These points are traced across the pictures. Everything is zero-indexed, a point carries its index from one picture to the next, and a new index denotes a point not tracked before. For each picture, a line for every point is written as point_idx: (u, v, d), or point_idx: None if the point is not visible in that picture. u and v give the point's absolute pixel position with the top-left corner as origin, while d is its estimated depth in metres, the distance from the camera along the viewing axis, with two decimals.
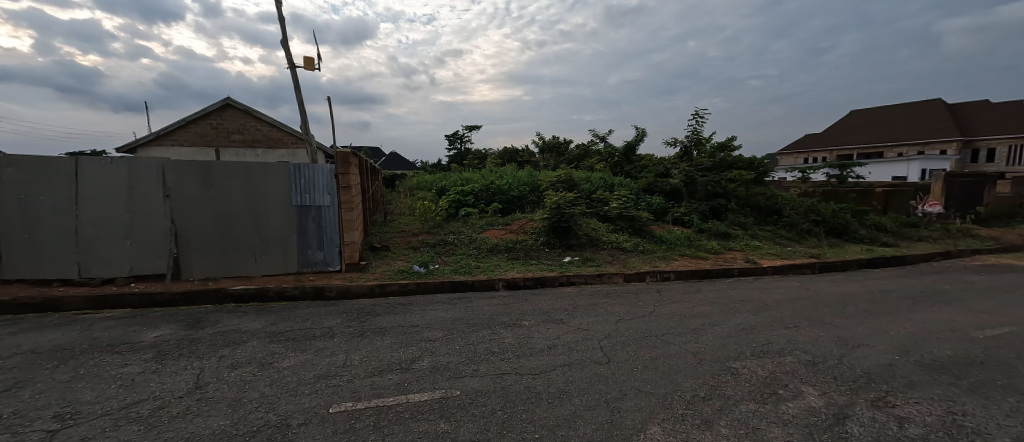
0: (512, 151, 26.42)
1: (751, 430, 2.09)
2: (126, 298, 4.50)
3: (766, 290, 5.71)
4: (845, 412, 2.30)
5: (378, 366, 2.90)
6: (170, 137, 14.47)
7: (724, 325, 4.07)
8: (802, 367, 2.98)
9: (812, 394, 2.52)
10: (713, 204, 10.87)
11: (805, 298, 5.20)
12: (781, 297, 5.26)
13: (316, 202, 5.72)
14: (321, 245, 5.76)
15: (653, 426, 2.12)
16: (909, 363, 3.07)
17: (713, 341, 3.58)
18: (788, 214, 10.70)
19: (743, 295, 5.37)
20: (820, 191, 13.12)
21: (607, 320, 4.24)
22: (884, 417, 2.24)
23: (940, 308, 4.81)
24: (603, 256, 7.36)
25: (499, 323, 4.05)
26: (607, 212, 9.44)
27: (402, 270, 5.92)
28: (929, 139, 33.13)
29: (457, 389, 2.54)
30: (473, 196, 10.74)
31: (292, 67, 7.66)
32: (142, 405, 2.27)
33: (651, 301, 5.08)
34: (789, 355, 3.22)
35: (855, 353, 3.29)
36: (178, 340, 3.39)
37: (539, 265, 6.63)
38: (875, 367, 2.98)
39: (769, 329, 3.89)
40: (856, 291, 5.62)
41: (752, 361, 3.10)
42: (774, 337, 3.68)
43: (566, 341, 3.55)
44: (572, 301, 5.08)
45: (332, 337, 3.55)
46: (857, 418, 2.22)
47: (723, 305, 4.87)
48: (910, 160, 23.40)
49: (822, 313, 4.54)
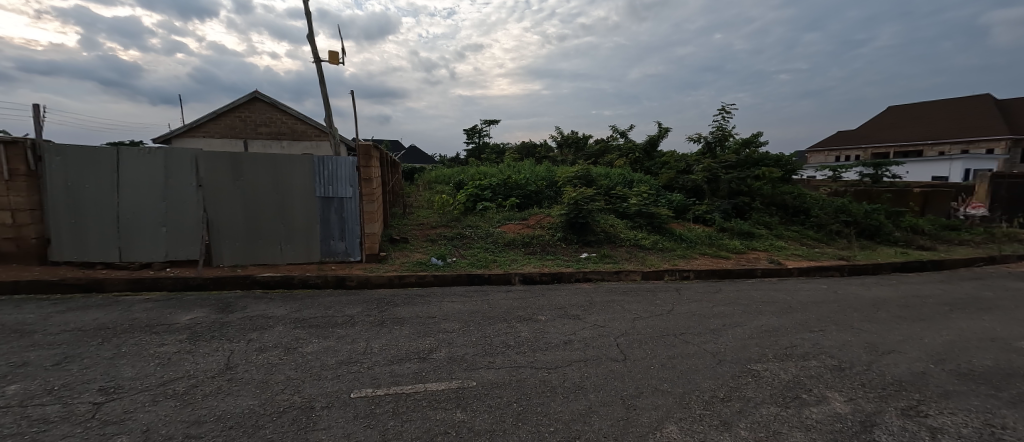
0: (530, 146, 26.34)
1: (772, 433, 2.05)
2: (162, 281, 4.75)
3: (790, 292, 5.52)
4: (872, 420, 2.22)
5: (397, 355, 2.97)
6: (201, 129, 15.04)
7: (745, 326, 3.98)
8: (828, 372, 2.88)
9: (837, 400, 2.44)
10: (736, 203, 10.57)
11: (834, 302, 5.01)
12: (807, 301, 5.07)
13: (338, 194, 5.85)
14: (342, 235, 5.92)
15: (669, 425, 2.11)
16: (944, 372, 2.92)
17: (733, 342, 3.50)
18: (816, 214, 10.30)
19: (766, 297, 5.22)
20: (852, 191, 12.56)
21: (624, 317, 4.20)
22: (915, 427, 2.15)
23: (981, 316, 4.55)
24: (621, 254, 7.26)
25: (516, 317, 4.08)
26: (626, 208, 9.35)
27: (421, 262, 6.02)
28: (975, 138, 31.14)
29: (473, 380, 2.58)
30: (491, 190, 10.75)
31: (318, 61, 7.82)
32: (178, 383, 2.40)
33: (669, 300, 4.98)
34: (813, 359, 3.12)
35: (885, 359, 3.16)
36: (210, 323, 3.56)
37: (555, 261, 6.62)
38: (908, 375, 2.85)
39: (793, 332, 3.78)
40: (888, 296, 5.37)
41: (774, 363, 3.03)
42: (798, 340, 3.58)
43: (582, 338, 3.52)
44: (588, 297, 5.06)
45: (353, 325, 3.65)
46: (886, 426, 2.14)
47: (743, 306, 4.74)
48: (952, 159, 22.04)
49: (851, 317, 4.36)
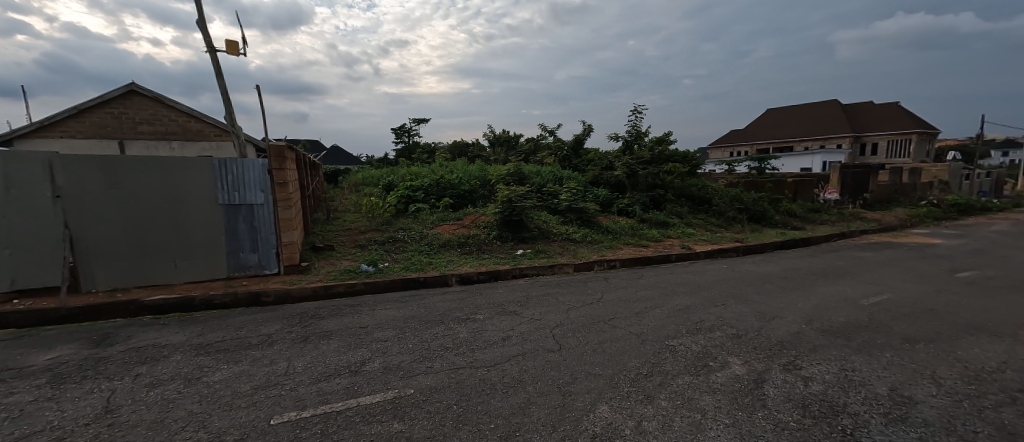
0: (462, 145, 26.12)
1: (686, 400, 2.30)
2: (9, 316, 3.85)
3: (699, 273, 6.23)
4: (762, 377, 2.60)
5: (325, 371, 2.76)
6: (58, 128, 12.44)
7: (664, 307, 4.40)
8: (729, 340, 3.30)
9: (736, 363, 2.81)
10: (652, 195, 11.60)
11: (733, 279, 5.76)
12: (713, 279, 5.76)
13: (247, 200, 5.25)
14: (254, 246, 5.32)
15: (601, 405, 2.25)
16: (812, 330, 3.53)
17: (654, 322, 3.85)
18: (717, 203, 11.72)
19: (680, 279, 5.82)
20: (744, 182, 14.50)
21: (559, 309, 4.39)
22: (793, 378, 2.57)
23: (838, 281, 5.56)
24: (554, 248, 7.55)
25: (453, 318, 4.03)
26: (557, 204, 9.73)
27: (349, 270, 5.65)
28: (830, 135, 37.80)
29: (410, 387, 2.50)
30: (423, 191, 10.46)
31: (213, 51, 6.90)
32: (36, 438, 1.97)
33: (599, 288, 5.31)
34: (718, 330, 3.56)
35: (771, 324, 3.71)
36: (82, 360, 2.98)
37: (491, 259, 6.67)
38: (788, 336, 3.39)
39: (702, 309, 4.27)
40: (773, 271, 6.32)
41: (688, 338, 3.39)
42: (706, 315, 4.05)
43: (519, 332, 3.60)
44: (525, 292, 5.19)
45: (271, 345, 3.31)
46: (773, 381, 2.53)
47: (662, 289, 5.23)
48: (815, 153, 26.52)
49: (747, 291, 5.05)
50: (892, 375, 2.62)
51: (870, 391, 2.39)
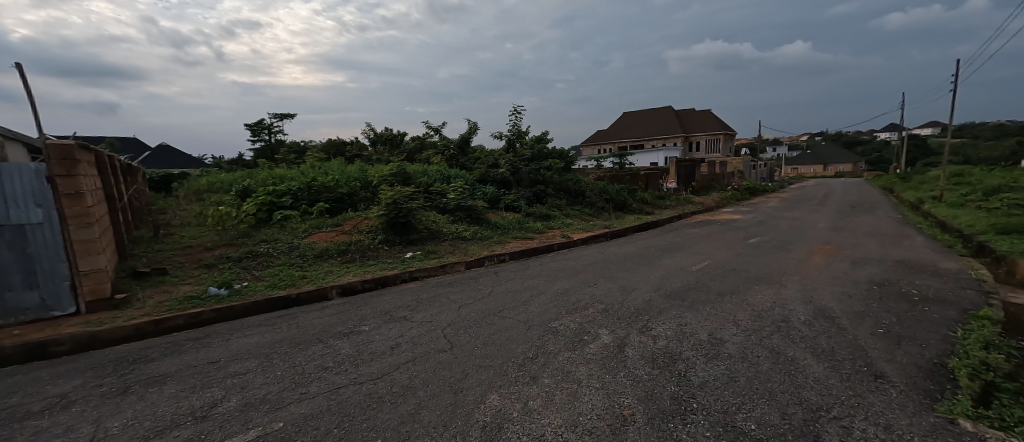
0: (338, 144, 23.75)
1: (566, 373, 2.53)
2: None
3: (576, 259, 6.91)
4: (625, 342, 3.03)
5: (156, 425, 2.21)
6: None
7: (548, 293, 4.75)
8: (600, 315, 3.75)
9: (605, 334, 3.21)
10: (536, 190, 12.37)
11: (603, 261, 6.55)
12: (588, 263, 6.45)
13: (12, 219, 3.83)
14: (32, 281, 3.94)
15: (491, 395, 2.32)
16: (661, 297, 4.26)
17: (539, 308, 4.13)
18: (589, 195, 13.13)
19: (561, 265, 6.37)
20: (609, 175, 16.54)
21: (451, 308, 4.36)
22: (647, 338, 3.07)
23: (678, 254, 6.81)
24: (444, 247, 7.44)
25: (333, 334, 3.65)
26: (446, 203, 9.61)
27: (191, 296, 4.62)
28: (669, 135, 45.79)
29: (280, 420, 2.19)
30: (291, 196, 9.19)
31: None
32: None
33: (489, 283, 5.46)
34: (591, 307, 4.00)
35: (631, 296, 4.34)
36: None
37: (377, 265, 6.25)
38: (643, 304, 4.02)
39: (580, 290, 4.75)
40: (633, 250, 7.40)
41: (567, 318, 3.73)
42: (582, 295, 4.52)
43: (409, 338, 3.46)
44: (415, 295, 5.01)
45: (68, 407, 2.50)
46: (632, 344, 2.97)
47: (546, 276, 5.64)
48: (660, 150, 31.80)
49: (614, 270, 5.79)
50: (712, 324, 3.34)
51: (699, 339, 3.00)
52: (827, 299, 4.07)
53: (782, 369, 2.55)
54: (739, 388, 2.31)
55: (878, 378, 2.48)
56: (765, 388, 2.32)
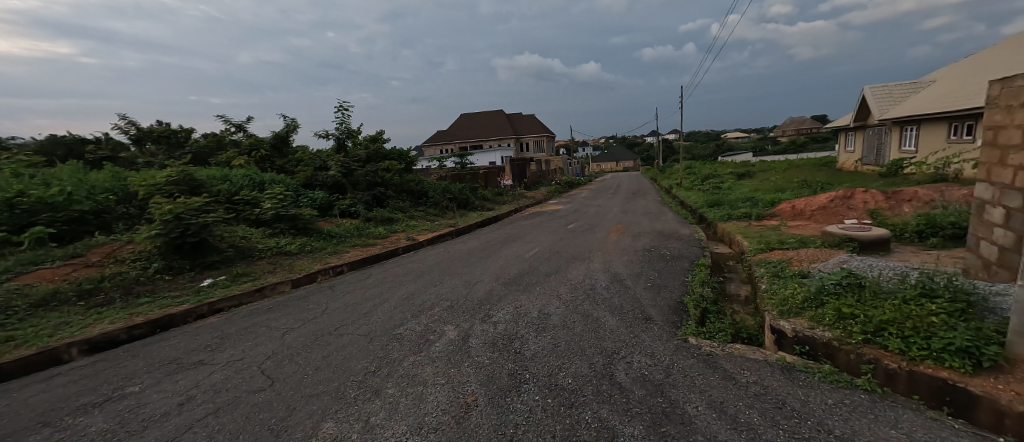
0: None
1: (411, 378, 2.46)
2: None
3: (421, 260, 6.79)
4: (468, 333, 3.16)
5: None
6: None
7: (392, 299, 4.51)
8: (445, 312, 3.79)
9: (450, 330, 3.28)
10: (374, 193, 11.51)
11: (447, 259, 6.65)
12: (433, 263, 6.43)
13: None
14: None
15: (326, 423, 2.06)
16: (500, 285, 4.59)
17: (382, 317, 3.88)
18: (432, 195, 13.06)
19: (406, 269, 6.14)
20: (451, 175, 16.76)
21: (271, 337, 3.65)
22: (489, 325, 3.28)
23: (514, 245, 7.49)
24: (260, 267, 6.14)
25: (76, 409, 2.58)
26: (260, 214, 7.93)
27: None
28: (501, 136, 49.63)
29: None
30: None
31: None
32: None
33: (323, 299, 4.82)
34: (436, 307, 4.00)
35: (474, 289, 4.54)
36: None
37: (156, 301, 4.68)
38: (485, 294, 4.26)
39: (425, 291, 4.68)
40: (476, 246, 7.75)
41: (412, 321, 3.63)
42: (428, 296, 4.46)
43: (210, 385, 2.74)
44: (220, 330, 3.99)
45: None
46: (475, 333, 3.12)
47: (389, 282, 5.35)
48: (495, 151, 34.15)
49: (458, 267, 5.95)
50: (541, 302, 3.81)
51: (531, 317, 3.39)
52: (620, 267, 5.18)
53: (591, 329, 3.11)
54: (561, 352, 2.71)
55: (650, 320, 3.31)
56: (581, 347, 2.79)
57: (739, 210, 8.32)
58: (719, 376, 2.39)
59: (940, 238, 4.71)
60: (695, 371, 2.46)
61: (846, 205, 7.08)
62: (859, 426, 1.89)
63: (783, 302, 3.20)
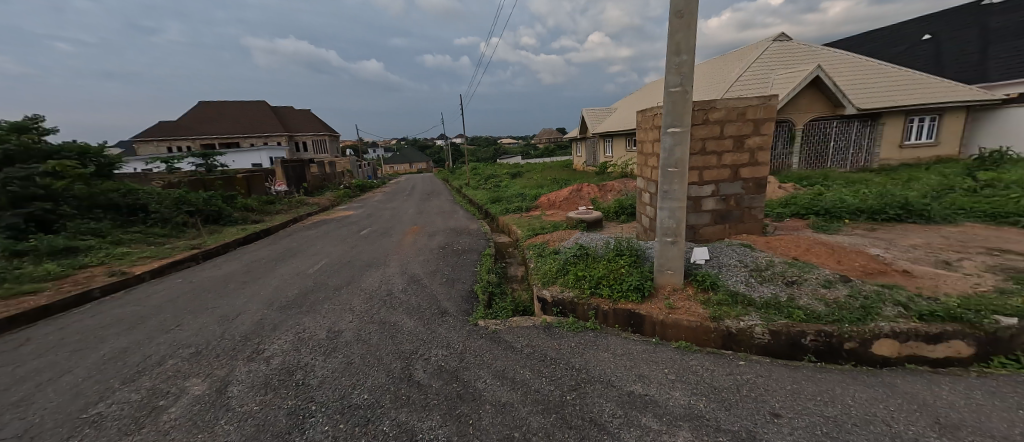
0: None
1: None
2: None
3: (140, 300, 4.87)
4: (224, 381, 2.54)
5: None
6: None
7: (82, 366, 3.06)
8: (185, 362, 2.87)
9: (195, 384, 2.53)
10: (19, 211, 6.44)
11: (189, 292, 5.03)
12: (162, 301, 4.72)
13: None
14: None
15: None
16: (272, 311, 3.84)
17: (62, 397, 2.58)
18: None
19: (110, 318, 4.27)
20: (187, 181, 12.14)
21: None
22: (255, 364, 2.73)
23: (291, 261, 6.38)
24: None
25: None
26: None
27: None
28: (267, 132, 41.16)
29: None
30: None
31: None
32: None
33: None
34: (169, 359, 2.98)
35: (233, 323, 3.61)
36: None
37: None
38: (249, 327, 3.46)
39: (149, 341, 3.39)
40: (234, 269, 6.16)
41: (126, 388, 2.59)
42: (154, 347, 3.25)
43: None
44: None
45: None
46: (235, 379, 2.54)
47: (76, 342, 3.60)
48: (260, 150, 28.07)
49: (206, 299, 4.58)
50: (326, 321, 3.44)
51: (313, 341, 3.03)
52: (414, 268, 5.23)
53: (387, 335, 3.04)
54: (350, 370, 2.55)
55: (443, 314, 3.49)
56: (375, 357, 2.69)
57: (513, 205, 9.76)
58: (502, 349, 2.80)
59: (625, 216, 6.91)
60: (484, 350, 2.78)
61: (579, 196, 9.41)
62: (589, 359, 2.65)
63: (540, 277, 4.03)
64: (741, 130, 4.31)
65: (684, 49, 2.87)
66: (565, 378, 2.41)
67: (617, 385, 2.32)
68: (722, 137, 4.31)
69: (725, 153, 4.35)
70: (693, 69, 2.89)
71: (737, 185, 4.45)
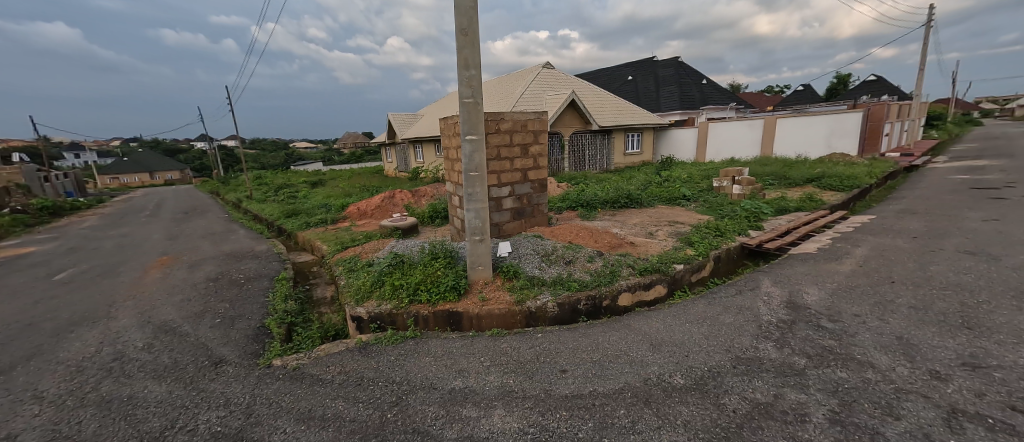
0: None
1: None
2: None
3: None
4: None
5: None
6: None
7: None
8: None
9: None
10: None
11: None
12: None
13: None
14: None
15: None
16: None
17: None
18: None
19: None
20: None
21: None
22: None
23: None
24: None
25: None
26: None
27: None
28: None
29: None
30: None
31: None
32: None
33: None
34: None
35: None
36: None
37: None
38: None
39: None
40: None
41: None
42: None
43: None
44: None
45: None
46: None
47: None
48: None
49: None
50: None
51: None
52: (167, 313, 3.91)
53: (113, 418, 2.25)
54: None
55: (220, 363, 2.87)
56: None
57: (314, 217, 8.57)
58: (307, 386, 2.46)
59: (439, 220, 7.11)
60: (279, 394, 2.39)
61: (392, 203, 9.09)
62: (410, 369, 2.63)
63: (349, 296, 3.72)
64: (524, 139, 5.09)
65: (472, 64, 3.16)
66: (385, 396, 2.31)
67: (439, 386, 2.39)
68: (512, 144, 4.99)
69: (516, 158, 5.05)
70: (481, 84, 3.23)
71: (527, 185, 5.23)
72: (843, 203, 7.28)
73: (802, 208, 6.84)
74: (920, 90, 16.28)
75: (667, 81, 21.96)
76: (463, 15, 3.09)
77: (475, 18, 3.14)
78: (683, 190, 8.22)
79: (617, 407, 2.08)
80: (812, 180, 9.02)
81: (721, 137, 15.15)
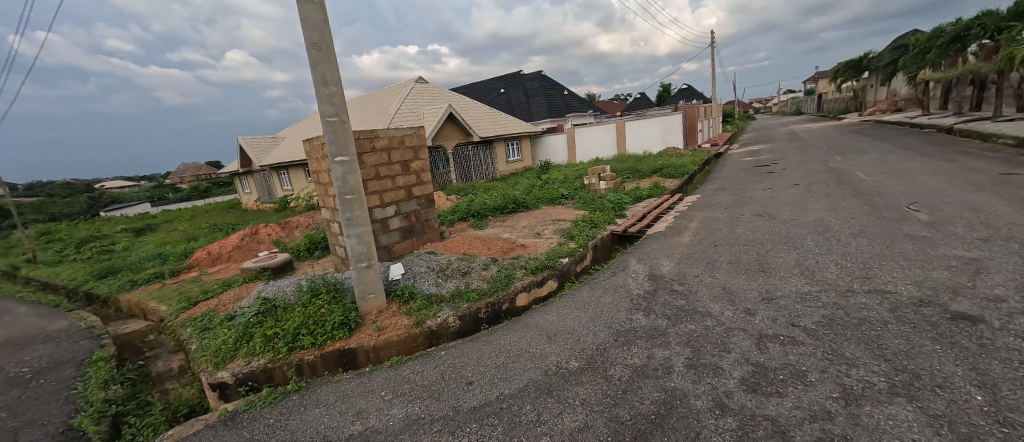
0: None
1: None
2: None
3: None
4: None
5: None
6: None
7: None
8: None
9: None
10: None
11: None
12: None
13: None
14: None
15: None
16: None
17: None
18: None
19: None
20: None
21: None
22: None
23: None
24: None
25: None
26: None
27: None
28: None
29: None
30: None
31: None
32: None
33: None
34: None
35: None
36: None
37: None
38: None
39: None
40: None
41: None
42: None
43: None
44: None
45: None
46: None
47: None
48: None
49: None
50: None
51: None
52: None
53: None
54: None
55: None
56: None
57: (143, 273, 6.80)
58: None
59: (319, 251, 6.39)
60: None
61: (256, 240, 7.81)
62: (297, 427, 2.29)
63: (203, 362, 3.06)
64: (404, 156, 4.93)
65: (330, 81, 2.95)
66: None
67: (334, 437, 2.13)
68: (390, 162, 4.78)
69: (397, 176, 4.86)
70: (345, 101, 3.04)
71: (413, 202, 5.07)
72: (680, 187, 8.93)
73: (652, 195, 8.16)
74: (716, 94, 21.04)
75: (534, 93, 23.89)
76: (313, 28, 2.86)
77: (328, 32, 2.94)
78: (561, 190, 9.02)
79: (523, 404, 2.16)
80: (657, 171, 10.84)
81: (586, 140, 17.02)
